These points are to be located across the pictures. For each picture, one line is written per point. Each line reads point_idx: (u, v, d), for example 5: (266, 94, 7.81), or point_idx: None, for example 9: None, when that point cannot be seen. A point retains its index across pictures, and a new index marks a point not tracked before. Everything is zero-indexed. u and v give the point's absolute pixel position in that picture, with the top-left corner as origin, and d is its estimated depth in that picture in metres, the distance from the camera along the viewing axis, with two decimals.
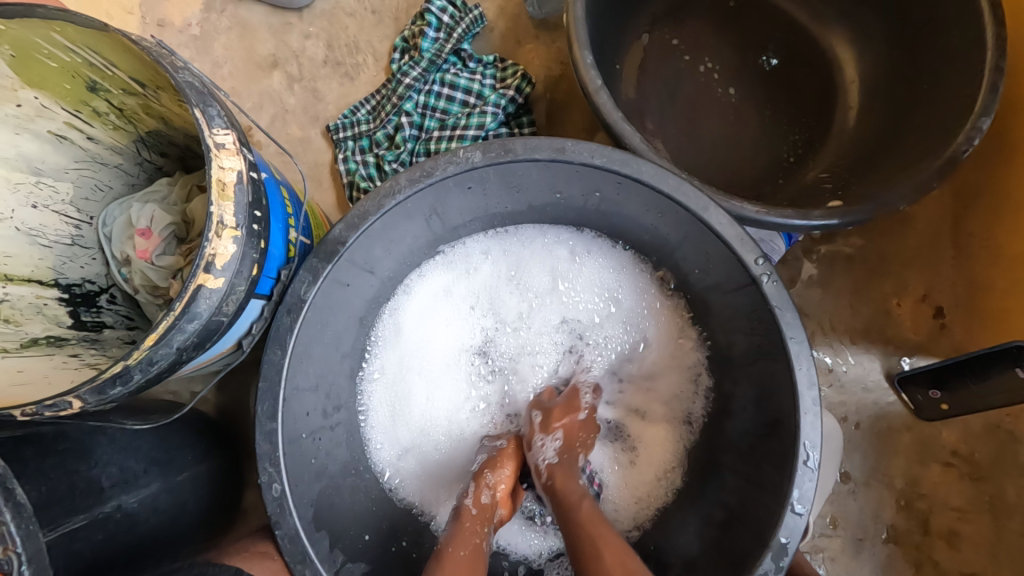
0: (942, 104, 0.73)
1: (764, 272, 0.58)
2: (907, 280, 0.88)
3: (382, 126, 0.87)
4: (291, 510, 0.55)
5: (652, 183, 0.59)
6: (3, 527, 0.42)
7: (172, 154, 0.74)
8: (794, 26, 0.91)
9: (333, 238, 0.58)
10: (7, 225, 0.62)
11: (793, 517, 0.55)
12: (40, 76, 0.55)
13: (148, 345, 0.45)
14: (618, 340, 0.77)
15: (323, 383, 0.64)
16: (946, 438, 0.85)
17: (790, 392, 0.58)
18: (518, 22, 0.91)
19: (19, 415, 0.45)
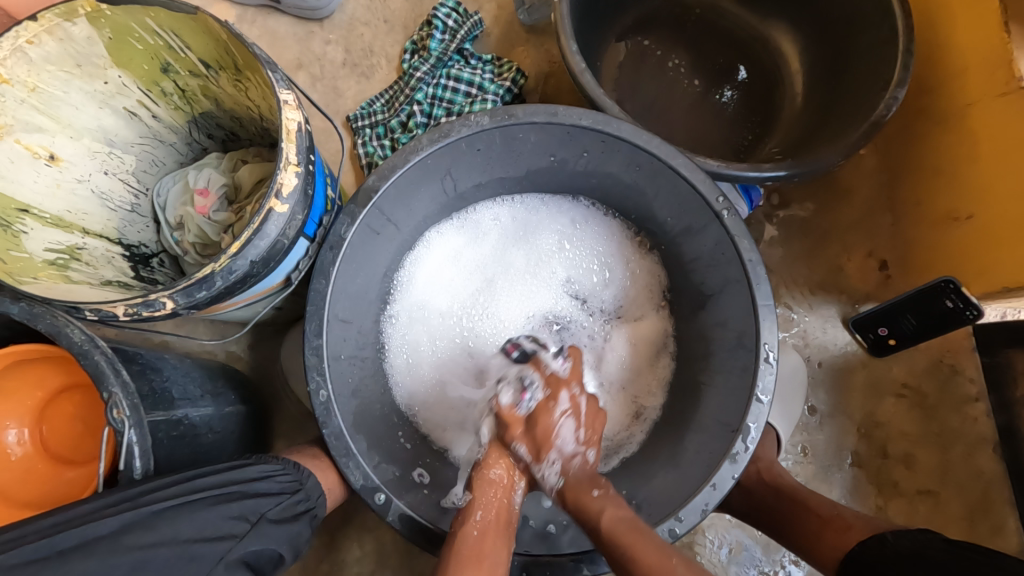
0: (869, 80, 0.87)
1: (724, 208, 0.71)
2: (855, 238, 1.01)
3: (396, 115, 1.00)
4: (336, 412, 0.65)
5: (630, 139, 0.72)
6: (115, 397, 0.51)
7: (217, 135, 0.85)
8: (746, 27, 1.06)
9: (368, 187, 0.70)
10: (84, 187, 0.72)
11: (758, 405, 0.66)
12: (127, 57, 0.67)
13: (230, 255, 0.56)
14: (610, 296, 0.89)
15: (356, 318, 0.74)
16: (897, 373, 0.97)
17: (750, 307, 0.70)
18: (511, 28, 1.06)
19: (119, 316, 0.55)
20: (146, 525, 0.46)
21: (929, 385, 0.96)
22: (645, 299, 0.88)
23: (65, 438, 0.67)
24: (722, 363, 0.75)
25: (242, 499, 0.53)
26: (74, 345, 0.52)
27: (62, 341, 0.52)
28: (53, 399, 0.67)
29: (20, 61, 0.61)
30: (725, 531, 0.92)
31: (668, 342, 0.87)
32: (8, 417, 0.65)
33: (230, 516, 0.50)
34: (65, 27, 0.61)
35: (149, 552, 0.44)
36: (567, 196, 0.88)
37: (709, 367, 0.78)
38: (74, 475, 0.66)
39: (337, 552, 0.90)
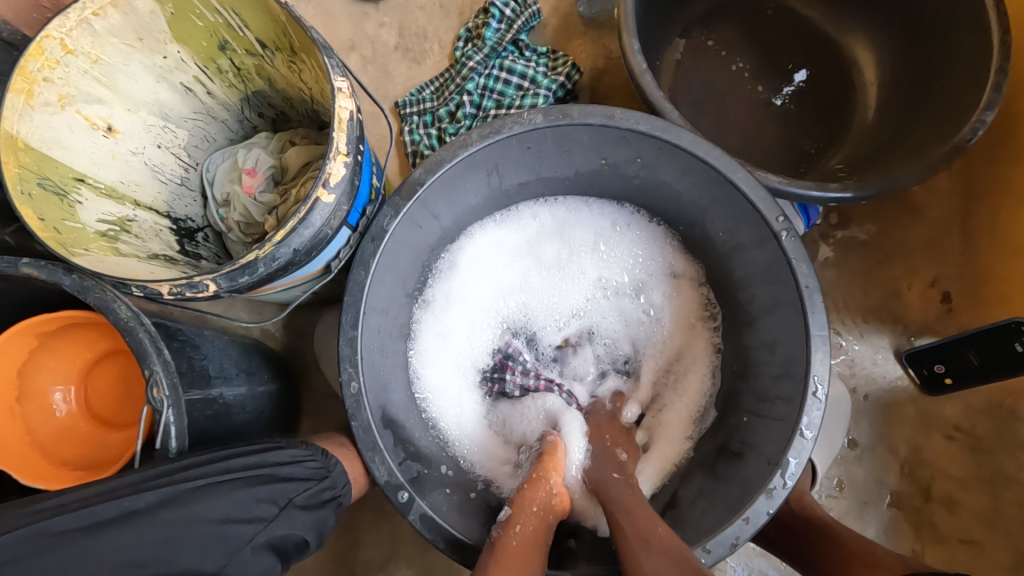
0: (953, 99, 0.81)
1: (784, 228, 0.67)
2: (917, 265, 0.95)
3: (445, 104, 0.98)
4: (366, 406, 0.65)
5: (688, 149, 0.69)
6: (155, 376, 0.52)
7: (267, 115, 0.85)
8: (819, 33, 1.00)
9: (413, 180, 0.68)
10: (138, 159, 0.73)
11: (801, 440, 0.63)
12: (187, 33, 0.68)
13: (275, 242, 0.56)
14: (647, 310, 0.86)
15: (391, 311, 0.74)
16: (950, 414, 0.92)
17: (802, 335, 0.67)
18: (569, 20, 1.02)
19: (164, 294, 0.55)
20: (180, 502, 0.46)
21: (985, 427, 0.88)
22: (685, 316, 0.85)
23: (108, 401, 0.69)
24: (766, 390, 0.71)
25: (271, 483, 0.52)
26: (121, 322, 0.53)
27: (110, 316, 0.53)
28: (98, 361, 0.69)
29: (84, 32, 0.61)
30: (749, 558, 0.89)
31: (708, 362, 0.83)
32: (53, 376, 0.66)
33: (259, 499, 0.50)
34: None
35: (177, 530, 0.44)
36: (613, 200, 0.85)
37: (750, 392, 0.74)
38: (116, 437, 0.68)
39: (355, 536, 0.91)
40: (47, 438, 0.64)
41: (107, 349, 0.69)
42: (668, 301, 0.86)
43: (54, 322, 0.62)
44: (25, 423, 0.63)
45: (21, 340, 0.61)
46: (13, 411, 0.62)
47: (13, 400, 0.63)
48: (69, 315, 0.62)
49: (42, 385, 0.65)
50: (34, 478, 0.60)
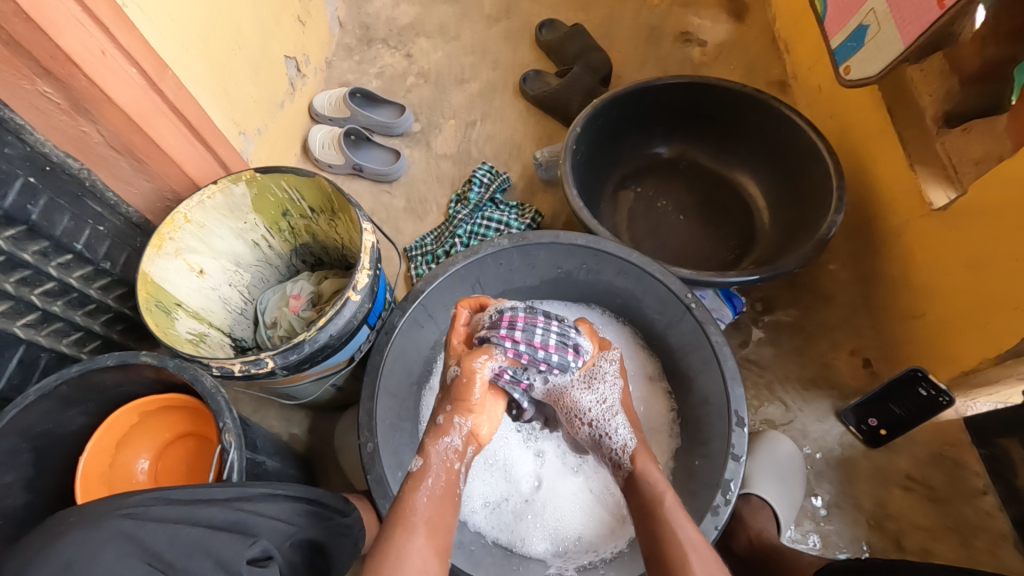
0: (815, 209, 1.10)
1: (693, 302, 0.90)
2: (838, 339, 1.15)
3: (441, 246, 1.29)
4: (380, 462, 0.81)
5: (615, 254, 0.95)
6: (227, 424, 0.70)
7: (309, 260, 1.14)
8: (718, 175, 1.34)
9: (416, 290, 0.93)
10: (215, 293, 0.99)
11: (735, 463, 0.77)
12: (262, 206, 0.99)
13: (318, 329, 0.79)
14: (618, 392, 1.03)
15: (400, 393, 0.93)
16: (900, 465, 1.02)
17: (722, 380, 0.85)
18: (532, 183, 1.39)
19: (235, 371, 0.77)
20: (249, 498, 0.57)
21: (935, 476, 1.00)
22: (648, 406, 1.01)
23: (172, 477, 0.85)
24: (709, 433, 0.86)
25: (310, 503, 0.63)
26: (206, 389, 0.73)
27: (197, 384, 0.73)
28: (173, 441, 0.86)
29: (200, 209, 0.91)
30: None
31: (670, 439, 0.98)
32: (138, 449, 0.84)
33: (298, 511, 0.61)
34: (231, 188, 0.93)
35: (242, 517, 0.55)
36: (583, 304, 1.10)
37: (699, 439, 0.89)
38: None
39: None
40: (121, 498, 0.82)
41: (183, 432, 0.86)
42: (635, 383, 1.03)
43: (149, 404, 0.82)
44: (109, 483, 0.81)
45: (126, 416, 0.82)
46: (103, 473, 0.81)
47: (106, 464, 0.81)
48: (165, 399, 0.81)
49: (130, 456, 0.84)
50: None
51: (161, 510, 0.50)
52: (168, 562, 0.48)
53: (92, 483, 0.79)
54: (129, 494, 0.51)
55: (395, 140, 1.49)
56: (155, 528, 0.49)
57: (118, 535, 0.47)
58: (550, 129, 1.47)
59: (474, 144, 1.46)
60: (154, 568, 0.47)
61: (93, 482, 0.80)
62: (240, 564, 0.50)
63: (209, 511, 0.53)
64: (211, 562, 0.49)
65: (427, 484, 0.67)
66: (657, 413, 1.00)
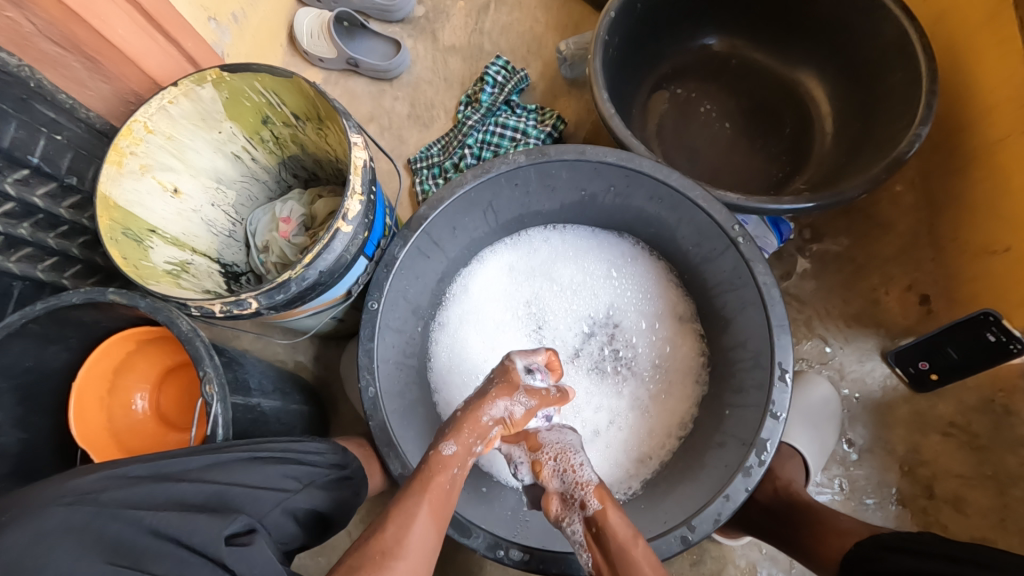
0: (893, 121, 0.92)
1: (739, 235, 0.76)
2: (893, 271, 1.02)
3: (449, 157, 1.14)
4: (382, 407, 0.74)
5: (650, 174, 0.80)
6: (207, 374, 0.63)
7: (301, 175, 1.01)
8: (773, 73, 1.13)
9: (418, 216, 0.81)
10: (197, 215, 0.89)
11: (773, 421, 0.69)
12: (237, 112, 0.84)
13: (305, 265, 0.68)
14: (646, 332, 0.94)
15: (404, 329, 0.85)
16: (943, 410, 0.94)
17: (765, 329, 0.74)
18: (554, 83, 1.20)
19: (216, 312, 0.68)
20: (225, 468, 0.52)
21: (980, 423, 0.89)
22: (673, 348, 0.92)
23: (175, 407, 0.81)
24: (743, 383, 0.78)
25: (296, 464, 0.59)
26: (183, 333, 0.65)
27: (174, 329, 0.65)
28: (176, 370, 0.83)
29: (162, 117, 0.77)
30: (759, 561, 0.91)
31: (698, 384, 0.90)
32: (138, 377, 0.79)
33: (285, 474, 0.57)
34: (196, 91, 0.78)
35: (224, 487, 0.50)
36: (614, 232, 0.97)
37: (732, 387, 0.81)
38: (175, 439, 0.80)
39: None
40: (122, 427, 0.77)
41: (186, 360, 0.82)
42: (665, 321, 0.93)
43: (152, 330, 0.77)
44: (108, 411, 0.76)
45: (125, 341, 0.76)
46: (101, 400, 0.76)
47: (105, 390, 0.76)
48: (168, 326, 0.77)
49: (131, 384, 0.79)
50: (95, 461, 0.73)
51: (124, 493, 0.46)
52: (130, 552, 0.43)
53: (89, 410, 0.74)
54: (68, 480, 0.46)
55: (396, 28, 1.28)
56: (117, 516, 0.44)
57: (69, 528, 0.42)
58: (577, 14, 1.24)
59: (488, 34, 1.24)
60: (121, 563, 0.42)
61: (89, 409, 0.75)
62: (218, 545, 0.44)
63: (176, 487, 0.47)
64: (179, 547, 0.43)
65: (453, 473, 0.60)
66: (685, 356, 0.92)
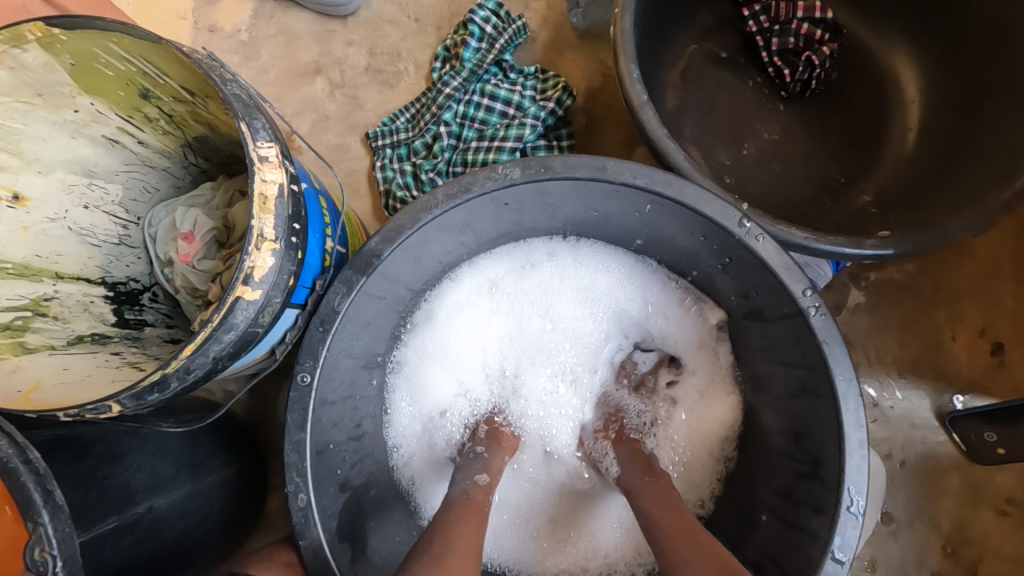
0: (1005, 131, 0.69)
1: (811, 304, 0.56)
2: (962, 312, 0.84)
3: (420, 135, 0.88)
4: (316, 522, 0.55)
5: (694, 207, 0.57)
6: (40, 529, 0.42)
7: (215, 158, 0.75)
8: (849, 39, 0.87)
9: (368, 251, 0.58)
10: (59, 225, 0.64)
11: (833, 565, 0.53)
12: (97, 84, 0.56)
13: (185, 355, 0.45)
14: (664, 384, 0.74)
15: (353, 394, 0.64)
16: (1001, 484, 0.80)
17: (834, 434, 0.56)
18: (560, 33, 0.90)
19: (61, 416, 0.47)
20: None
21: None
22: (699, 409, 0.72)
23: None
24: (790, 487, 0.61)
25: None
26: None
27: None
28: None
29: None
30: None
31: (723, 462, 0.71)
32: None
33: None
34: (14, 55, 0.50)
35: None
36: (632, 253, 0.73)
37: (774, 487, 0.63)
38: None
39: None
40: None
41: None
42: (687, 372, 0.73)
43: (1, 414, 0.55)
44: None
45: None
46: None
47: None
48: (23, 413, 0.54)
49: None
50: None
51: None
52: None
53: None
54: None
55: None
56: None
57: None
58: None
59: None
60: None
61: None
62: None
63: None
64: None
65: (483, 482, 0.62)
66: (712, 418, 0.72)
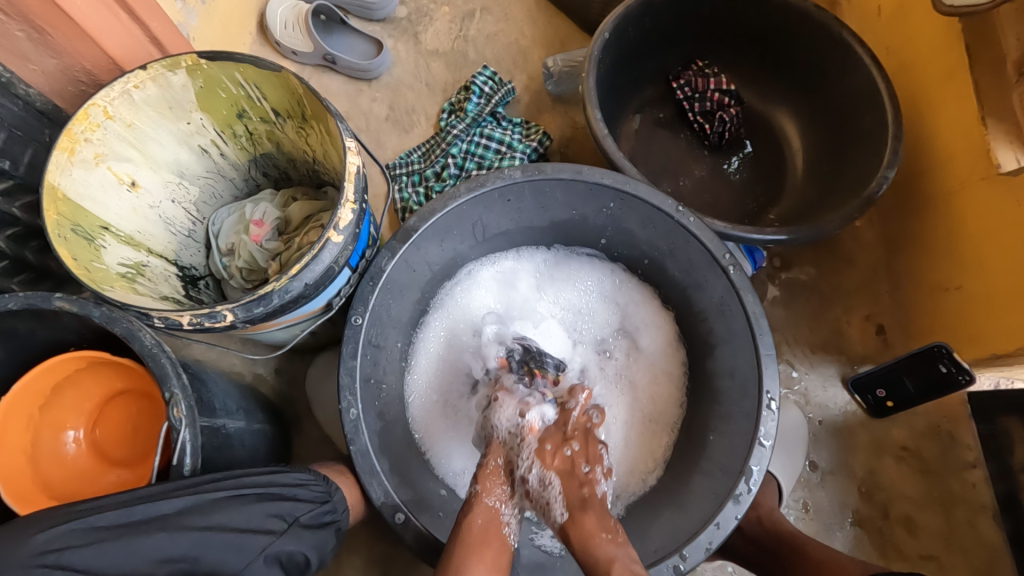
0: (859, 163, 0.98)
1: (730, 263, 0.78)
2: (853, 303, 1.08)
3: (431, 166, 1.10)
4: (364, 431, 0.69)
5: (645, 200, 0.81)
6: (175, 398, 0.56)
7: (272, 174, 0.94)
8: (751, 106, 1.18)
9: (409, 227, 0.77)
10: (153, 212, 0.80)
11: (760, 449, 0.72)
12: (211, 103, 0.77)
13: (288, 277, 0.62)
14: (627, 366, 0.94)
15: (387, 347, 0.80)
16: (897, 436, 1.00)
17: (754, 357, 0.76)
18: (539, 96, 1.18)
19: (184, 323, 0.60)
20: (203, 510, 0.50)
21: (929, 449, 0.98)
22: (656, 379, 0.93)
23: (114, 439, 0.72)
24: (729, 409, 0.80)
25: (281, 500, 0.56)
26: (145, 348, 0.57)
27: (134, 343, 0.57)
28: (120, 397, 0.73)
29: (125, 102, 0.69)
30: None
31: (673, 411, 0.91)
32: (77, 398, 0.70)
33: (270, 514, 0.53)
34: (167, 76, 0.70)
35: (207, 534, 0.48)
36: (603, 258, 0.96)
37: (718, 415, 0.82)
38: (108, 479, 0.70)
39: None
40: (44, 454, 0.68)
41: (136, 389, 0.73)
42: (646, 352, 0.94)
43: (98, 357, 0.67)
44: (34, 432, 0.67)
45: (71, 362, 0.66)
46: (29, 419, 0.66)
47: (36, 408, 0.67)
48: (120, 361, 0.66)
49: (68, 407, 0.70)
50: (10, 502, 0.62)
51: (92, 553, 0.45)
52: None
53: (13, 430, 0.65)
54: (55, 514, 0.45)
55: (376, 27, 1.23)
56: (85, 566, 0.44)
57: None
58: (563, 31, 1.23)
59: (472, 42, 1.22)
60: None
61: (15, 428, 0.65)
62: None
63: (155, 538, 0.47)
64: None
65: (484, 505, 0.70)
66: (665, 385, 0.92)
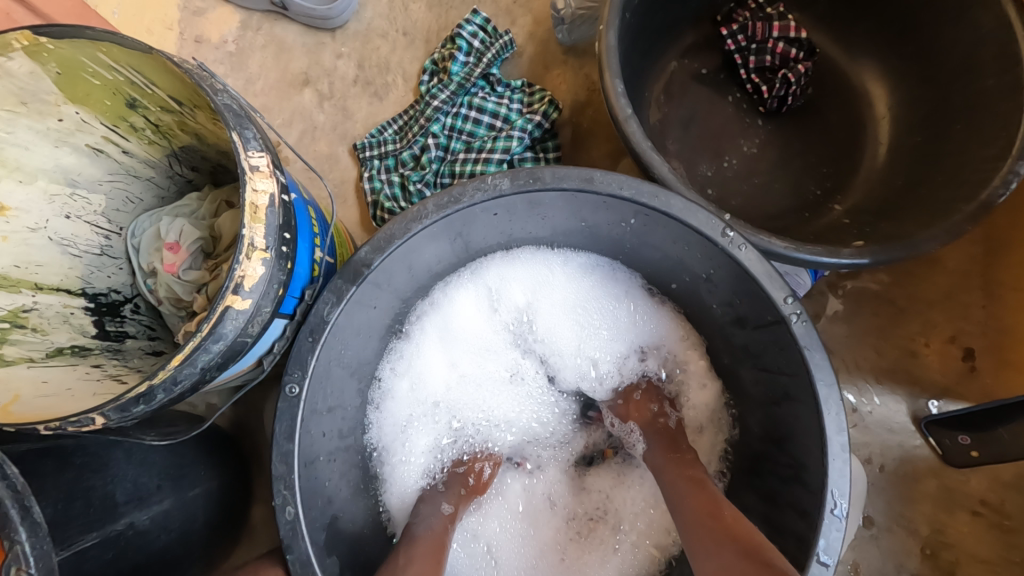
0: (973, 145, 0.72)
1: (794, 311, 0.57)
2: (935, 319, 0.86)
3: (408, 146, 0.88)
4: (304, 534, 0.55)
5: (680, 218, 0.59)
6: (18, 547, 0.43)
7: (203, 168, 0.75)
8: (823, 58, 0.90)
9: (358, 261, 0.58)
10: (41, 235, 0.62)
11: (819, 568, 0.54)
12: (83, 92, 0.56)
13: (172, 366, 0.45)
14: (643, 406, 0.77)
15: (341, 405, 0.64)
16: (974, 487, 0.82)
17: (817, 437, 0.57)
18: (547, 47, 0.92)
19: (43, 430, 0.46)
20: None
21: (1014, 502, 0.80)
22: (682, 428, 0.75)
23: None
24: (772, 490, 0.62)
25: None
26: None
27: None
28: None
29: None
30: None
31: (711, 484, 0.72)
32: None
33: None
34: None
35: None
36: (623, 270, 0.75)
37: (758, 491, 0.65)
38: None
39: None
40: None
41: None
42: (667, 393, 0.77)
43: None
44: None
45: None
46: None
47: None
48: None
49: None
50: None
51: None
52: None
53: None
54: None
55: None
56: None
57: None
58: None
59: None
60: None
61: None
62: None
63: None
64: None
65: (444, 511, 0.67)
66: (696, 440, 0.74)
